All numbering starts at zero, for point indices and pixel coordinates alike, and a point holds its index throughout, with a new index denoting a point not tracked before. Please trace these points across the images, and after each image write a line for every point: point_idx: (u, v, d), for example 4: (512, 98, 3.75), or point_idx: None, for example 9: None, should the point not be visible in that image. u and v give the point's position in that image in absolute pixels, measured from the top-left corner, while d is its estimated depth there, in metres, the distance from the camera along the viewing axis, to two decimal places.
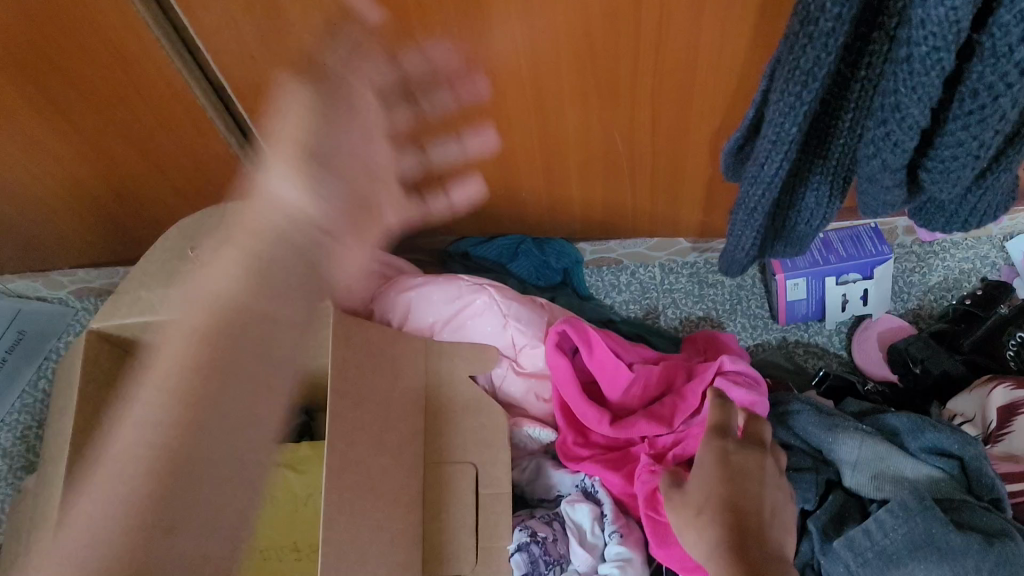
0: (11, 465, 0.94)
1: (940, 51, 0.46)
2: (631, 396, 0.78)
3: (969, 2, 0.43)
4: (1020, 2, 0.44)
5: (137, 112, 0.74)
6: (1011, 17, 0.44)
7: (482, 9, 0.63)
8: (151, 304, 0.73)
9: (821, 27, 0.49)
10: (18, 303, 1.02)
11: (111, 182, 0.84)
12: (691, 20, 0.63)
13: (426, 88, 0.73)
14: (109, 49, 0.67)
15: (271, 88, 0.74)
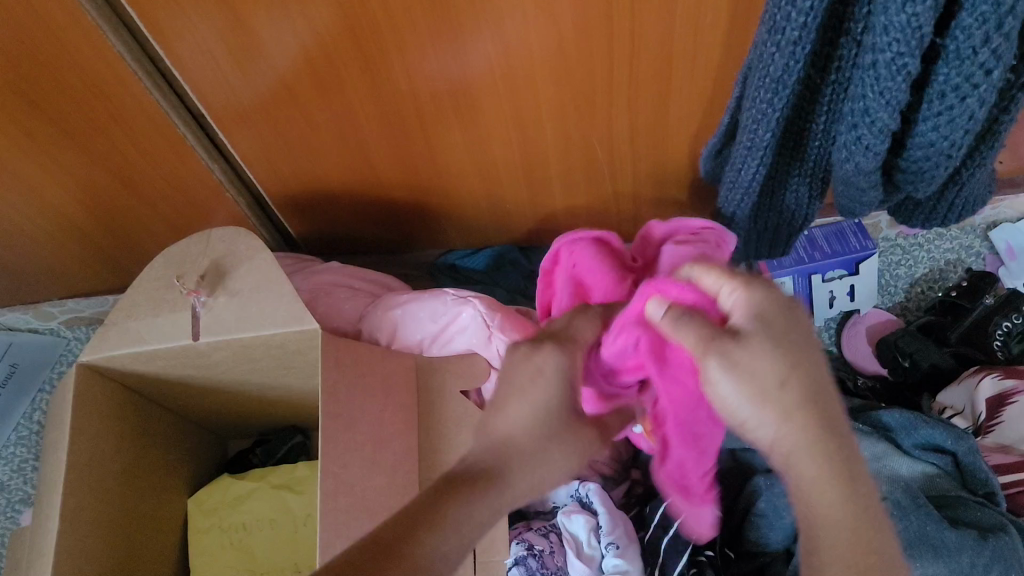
0: (9, 499, 0.96)
1: (904, 56, 0.46)
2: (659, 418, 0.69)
3: (929, 8, 0.44)
4: (980, 5, 0.44)
5: (119, 143, 0.74)
6: (973, 19, 0.45)
7: (455, 26, 0.63)
8: (141, 335, 0.73)
9: (787, 35, 0.49)
10: (9, 336, 1.02)
11: (97, 213, 0.84)
12: (662, 30, 0.63)
13: (406, 107, 0.73)
14: (87, 84, 0.67)
15: (250, 113, 0.74)
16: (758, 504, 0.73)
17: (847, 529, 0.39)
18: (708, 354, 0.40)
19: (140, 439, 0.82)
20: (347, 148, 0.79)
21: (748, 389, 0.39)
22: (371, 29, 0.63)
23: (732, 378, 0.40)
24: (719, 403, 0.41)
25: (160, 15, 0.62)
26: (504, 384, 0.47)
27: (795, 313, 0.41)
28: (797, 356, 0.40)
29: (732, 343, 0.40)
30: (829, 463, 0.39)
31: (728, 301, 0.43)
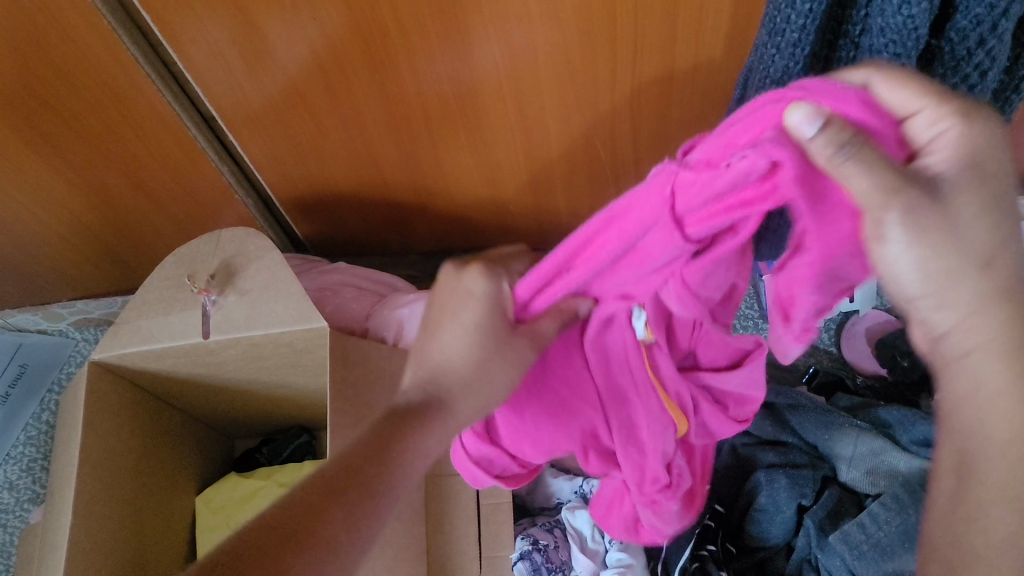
0: (18, 498, 0.97)
1: (900, 57, 0.48)
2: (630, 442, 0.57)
3: (925, 11, 0.45)
4: (974, 7, 0.46)
5: (132, 146, 0.76)
6: (968, 22, 0.46)
7: (462, 30, 0.65)
8: (151, 333, 0.74)
9: (787, 38, 0.51)
10: (17, 338, 1.01)
11: (108, 215, 0.85)
12: (665, 35, 0.65)
13: (413, 109, 0.74)
14: (103, 88, 0.69)
15: (261, 116, 0.75)
16: (758, 499, 0.74)
17: (1011, 436, 0.38)
18: (898, 216, 0.32)
19: (150, 437, 0.83)
20: (355, 150, 0.80)
21: (940, 268, 0.34)
22: (381, 33, 0.65)
23: (923, 259, 0.33)
24: (884, 269, 0.35)
25: (174, 19, 0.63)
26: (439, 309, 0.49)
27: (1005, 154, 0.34)
28: (1003, 226, 0.35)
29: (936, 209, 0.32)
30: (1010, 358, 0.37)
31: (923, 127, 0.33)
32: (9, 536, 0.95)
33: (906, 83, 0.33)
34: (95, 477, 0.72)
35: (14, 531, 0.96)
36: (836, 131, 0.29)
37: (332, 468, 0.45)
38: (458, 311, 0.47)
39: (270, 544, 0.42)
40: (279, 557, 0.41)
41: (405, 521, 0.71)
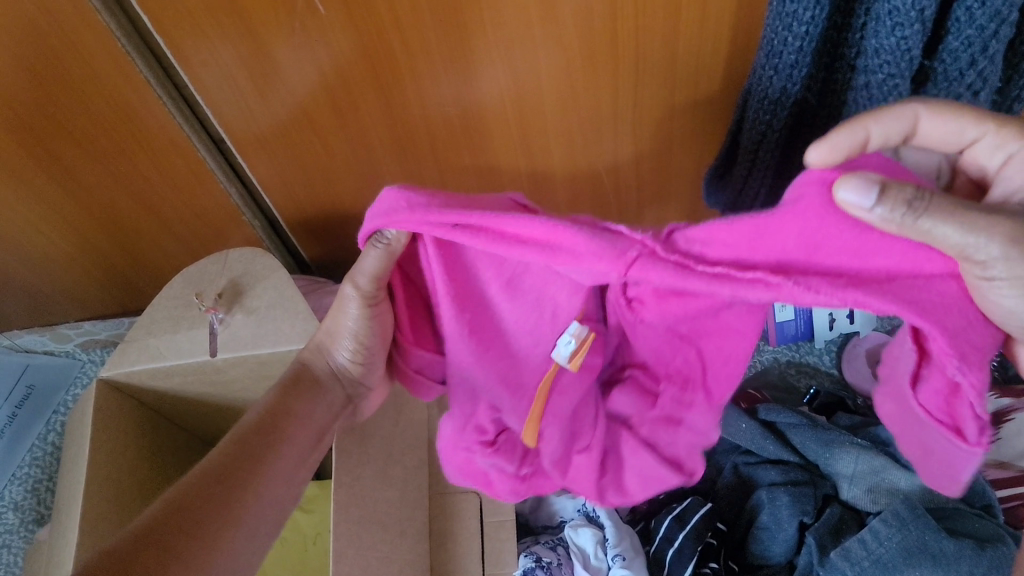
0: (23, 518, 0.95)
1: (894, 78, 0.50)
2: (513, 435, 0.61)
3: (917, 32, 0.47)
4: (965, 30, 0.48)
5: (140, 165, 0.77)
6: (959, 43, 0.49)
7: (467, 52, 0.66)
8: (159, 351, 0.74)
9: (785, 59, 0.52)
10: (25, 358, 1.04)
11: (116, 235, 0.86)
12: (666, 56, 0.67)
13: (419, 132, 0.76)
14: (112, 106, 0.70)
15: (271, 140, 0.76)
16: (759, 517, 0.75)
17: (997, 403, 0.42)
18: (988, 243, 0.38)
19: (154, 455, 0.83)
20: (362, 172, 0.82)
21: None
22: (389, 57, 0.66)
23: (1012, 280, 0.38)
24: (1002, 314, 0.40)
25: (186, 44, 0.64)
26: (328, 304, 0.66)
27: None
28: None
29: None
30: None
31: (988, 152, 0.45)
32: (13, 556, 0.93)
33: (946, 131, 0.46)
34: (98, 494, 0.72)
35: (18, 551, 0.93)
36: (895, 200, 0.37)
37: (202, 481, 0.55)
38: (338, 313, 0.62)
39: (143, 546, 0.49)
40: (147, 547, 0.49)
41: (407, 537, 0.72)
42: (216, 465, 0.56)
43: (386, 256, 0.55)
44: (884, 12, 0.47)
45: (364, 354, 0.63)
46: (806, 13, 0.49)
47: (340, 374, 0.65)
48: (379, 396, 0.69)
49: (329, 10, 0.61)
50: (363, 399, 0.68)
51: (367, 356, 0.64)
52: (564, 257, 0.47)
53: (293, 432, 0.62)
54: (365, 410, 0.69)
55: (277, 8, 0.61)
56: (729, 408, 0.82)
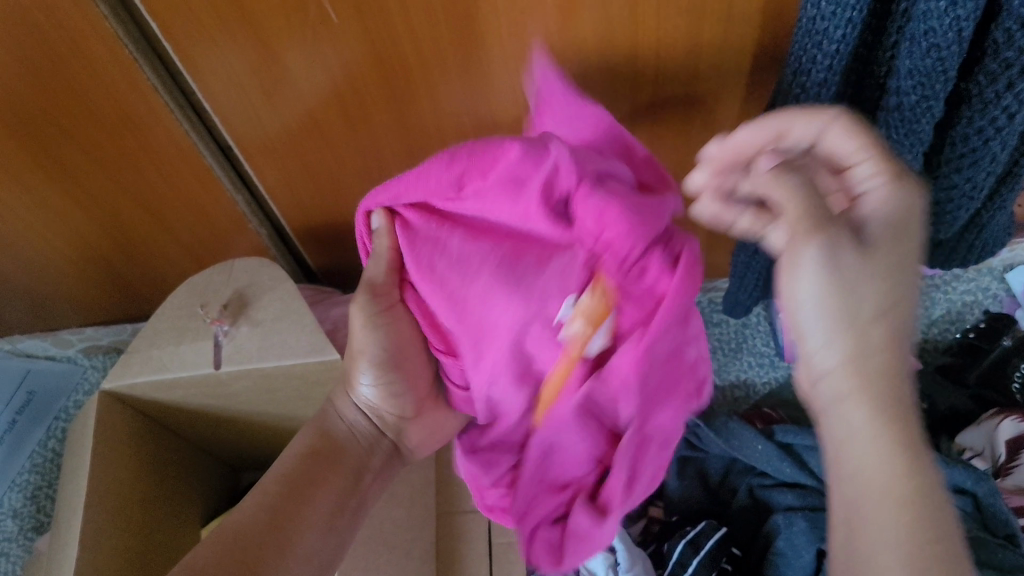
0: (21, 526, 0.95)
1: (929, 99, 0.50)
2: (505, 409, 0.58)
3: (973, 14, 0.45)
4: (1018, 39, 0.47)
5: (144, 171, 0.75)
6: (1011, 52, 0.48)
7: (480, 63, 0.64)
8: (163, 363, 0.73)
9: (831, 36, 0.50)
10: (27, 363, 1.01)
11: (119, 241, 0.85)
12: (687, 68, 0.65)
13: (432, 140, 0.74)
14: (118, 113, 0.68)
15: (279, 148, 0.75)
16: (775, 542, 0.73)
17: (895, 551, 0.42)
18: (851, 379, 0.44)
19: (157, 467, 0.82)
20: (373, 182, 0.80)
21: (899, 485, 0.43)
22: (401, 66, 0.65)
23: (869, 417, 0.44)
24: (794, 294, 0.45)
25: (193, 49, 0.63)
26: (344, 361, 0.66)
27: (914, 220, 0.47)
28: (895, 305, 0.44)
29: (901, 392, 0.44)
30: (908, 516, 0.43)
31: (863, 177, 0.48)
32: (12, 564, 0.93)
33: (890, 224, 0.46)
34: (98, 509, 0.70)
35: (16, 560, 0.93)
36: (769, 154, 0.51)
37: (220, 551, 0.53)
38: (351, 339, 0.63)
39: None
40: None
41: (414, 558, 0.70)
42: (239, 531, 0.55)
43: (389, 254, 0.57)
44: (919, 33, 0.47)
45: (390, 375, 0.63)
46: (836, 31, 0.50)
47: (369, 404, 0.65)
48: (424, 425, 0.68)
49: (342, 19, 0.60)
50: (402, 427, 0.67)
51: (391, 374, 0.63)
52: (487, 171, 0.52)
53: (313, 489, 0.60)
54: (409, 441, 0.68)
55: (288, 14, 0.59)
56: (743, 429, 0.81)
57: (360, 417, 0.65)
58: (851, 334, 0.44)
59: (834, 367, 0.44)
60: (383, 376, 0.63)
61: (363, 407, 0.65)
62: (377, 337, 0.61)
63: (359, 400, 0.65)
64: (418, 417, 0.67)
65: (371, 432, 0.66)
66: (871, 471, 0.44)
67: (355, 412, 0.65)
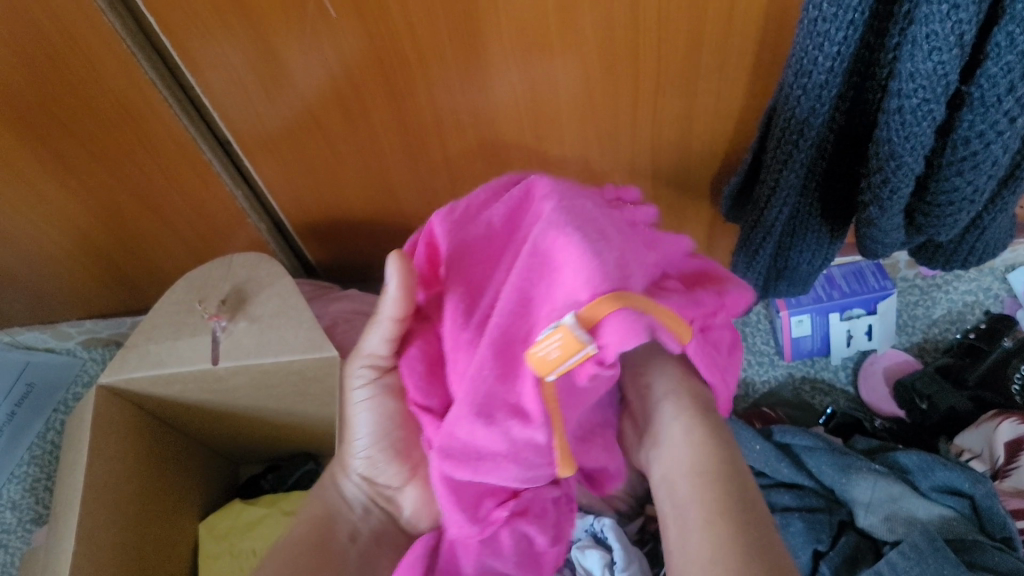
0: (21, 518, 0.93)
1: (930, 102, 0.50)
2: (496, 509, 0.54)
3: (973, 16, 0.45)
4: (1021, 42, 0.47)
5: (143, 166, 0.75)
6: (1013, 55, 0.47)
7: (481, 61, 0.64)
8: (161, 358, 0.73)
9: (833, 38, 0.50)
10: (26, 355, 1.00)
11: (118, 235, 0.85)
12: (689, 69, 0.65)
13: (432, 138, 0.74)
14: (119, 109, 0.68)
15: (279, 144, 0.74)
16: None
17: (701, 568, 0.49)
18: (681, 474, 0.55)
19: (155, 460, 0.82)
20: (373, 178, 0.80)
21: (704, 546, 0.50)
22: (400, 64, 0.64)
23: (697, 500, 0.53)
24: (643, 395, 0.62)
25: (192, 46, 0.62)
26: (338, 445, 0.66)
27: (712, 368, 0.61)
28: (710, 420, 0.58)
29: (733, 502, 0.52)
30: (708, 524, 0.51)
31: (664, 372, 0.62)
32: (9, 557, 0.91)
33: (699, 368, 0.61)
34: (96, 504, 0.70)
35: (15, 552, 0.91)
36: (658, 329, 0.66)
37: None
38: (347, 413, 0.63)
39: None
40: None
41: None
42: None
43: (391, 320, 0.54)
44: (921, 36, 0.47)
45: (381, 449, 0.63)
46: (838, 33, 0.50)
47: (365, 479, 0.64)
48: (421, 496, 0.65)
49: (341, 16, 0.59)
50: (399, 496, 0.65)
51: (381, 449, 0.63)
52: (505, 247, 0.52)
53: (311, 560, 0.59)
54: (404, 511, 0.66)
55: (289, 11, 0.59)
56: (742, 430, 0.83)
57: (351, 496, 0.64)
58: (680, 443, 0.57)
59: (673, 475, 0.56)
60: (377, 449, 0.62)
61: (357, 488, 0.64)
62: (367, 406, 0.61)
63: (349, 482, 0.64)
64: (411, 486, 0.65)
65: (367, 509, 0.64)
66: (691, 543, 0.51)
67: (348, 491, 0.65)
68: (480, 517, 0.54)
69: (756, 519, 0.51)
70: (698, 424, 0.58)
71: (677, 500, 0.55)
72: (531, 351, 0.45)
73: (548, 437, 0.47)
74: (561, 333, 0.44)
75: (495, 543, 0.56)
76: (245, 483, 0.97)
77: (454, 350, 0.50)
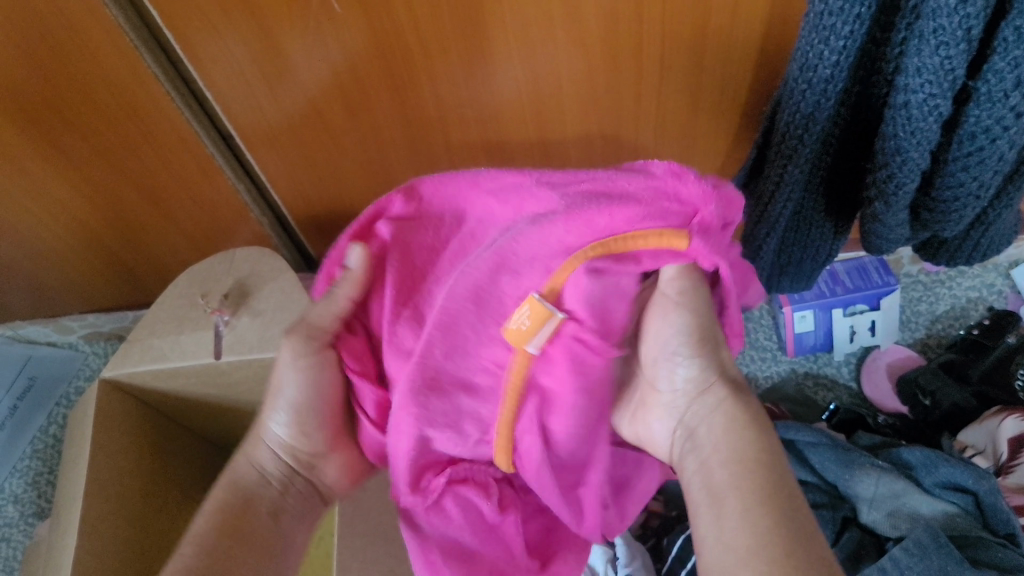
0: (22, 512, 0.93)
1: (936, 98, 0.50)
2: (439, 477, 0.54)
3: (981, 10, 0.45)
4: None
5: (144, 159, 0.75)
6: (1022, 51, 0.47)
7: (485, 56, 0.64)
8: (163, 352, 0.73)
9: (838, 32, 0.50)
10: (28, 349, 1.01)
11: (120, 229, 0.85)
12: (693, 63, 0.65)
13: (435, 132, 0.74)
14: (121, 102, 0.68)
15: (281, 137, 0.74)
16: None
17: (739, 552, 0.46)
18: (724, 464, 0.50)
19: (158, 454, 0.82)
20: (376, 172, 0.79)
21: (749, 541, 0.45)
22: (403, 58, 0.64)
23: (743, 493, 0.48)
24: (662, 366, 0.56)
25: (195, 40, 0.62)
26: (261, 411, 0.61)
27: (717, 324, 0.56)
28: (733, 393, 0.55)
29: (784, 501, 0.47)
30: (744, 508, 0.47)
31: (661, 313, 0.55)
32: (12, 550, 0.91)
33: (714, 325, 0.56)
34: (99, 498, 0.70)
35: (18, 545, 0.91)
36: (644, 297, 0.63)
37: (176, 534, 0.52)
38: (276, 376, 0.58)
39: None
40: None
41: None
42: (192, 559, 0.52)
43: (346, 300, 0.55)
44: (928, 31, 0.47)
45: (307, 415, 0.58)
46: (844, 27, 0.49)
47: (282, 444, 0.59)
48: (342, 461, 0.61)
49: (345, 10, 0.59)
50: (320, 465, 0.60)
51: (307, 416, 0.58)
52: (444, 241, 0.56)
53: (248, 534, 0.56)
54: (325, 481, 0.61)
55: (292, 5, 0.59)
56: None
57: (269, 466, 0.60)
58: (720, 426, 0.53)
59: (712, 458, 0.52)
60: (301, 415, 0.58)
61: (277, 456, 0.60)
62: (301, 374, 0.57)
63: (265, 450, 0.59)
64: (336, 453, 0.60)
65: (285, 479, 0.60)
66: (730, 537, 0.46)
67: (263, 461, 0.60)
68: (420, 486, 0.54)
69: (804, 512, 0.47)
70: (734, 401, 0.54)
71: (708, 478, 0.51)
72: (507, 326, 0.49)
73: (493, 410, 0.53)
74: (529, 304, 0.49)
75: (441, 512, 0.55)
76: None
77: (392, 330, 0.54)
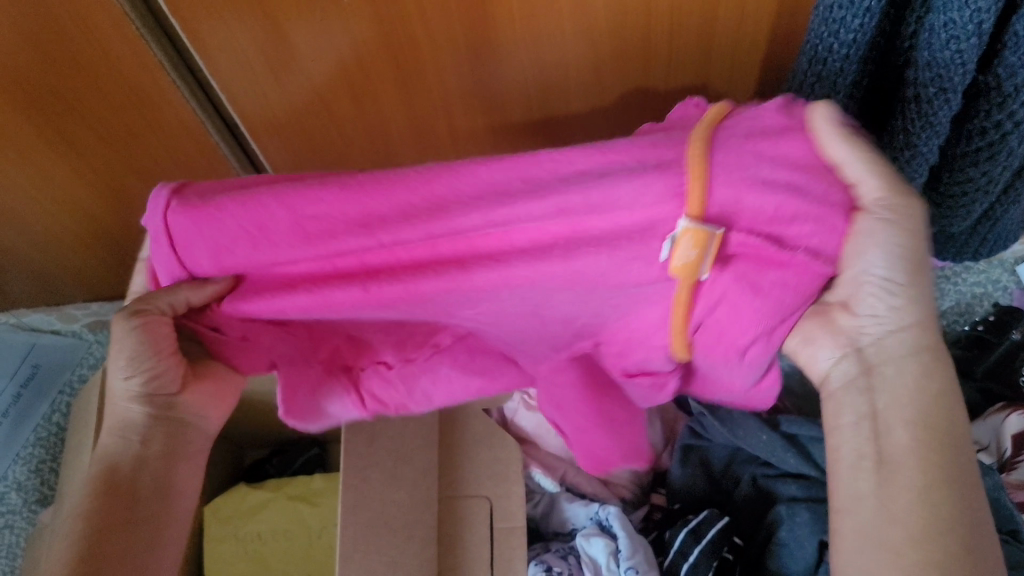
0: (26, 499, 0.93)
1: (947, 91, 0.49)
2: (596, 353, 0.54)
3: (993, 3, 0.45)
4: None
5: (146, 146, 0.75)
6: None
7: (491, 46, 0.64)
8: None
9: (848, 25, 0.49)
10: (32, 337, 0.98)
11: (123, 217, 0.84)
12: (700, 54, 0.65)
13: (440, 121, 0.73)
14: (126, 90, 0.68)
15: (286, 126, 0.74)
16: (778, 533, 0.76)
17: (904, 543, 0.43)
18: (901, 423, 0.45)
19: None
20: (380, 161, 0.79)
21: (917, 525, 0.43)
22: (409, 48, 0.64)
23: (921, 464, 0.44)
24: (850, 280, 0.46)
25: (202, 30, 0.62)
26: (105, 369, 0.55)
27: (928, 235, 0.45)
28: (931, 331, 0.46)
29: (961, 486, 0.44)
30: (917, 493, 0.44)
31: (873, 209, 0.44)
32: (15, 538, 0.92)
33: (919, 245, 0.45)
34: None
35: (20, 532, 0.92)
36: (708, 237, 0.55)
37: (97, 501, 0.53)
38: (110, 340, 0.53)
39: None
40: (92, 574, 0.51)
41: (416, 541, 0.70)
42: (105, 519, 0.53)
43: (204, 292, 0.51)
44: (938, 24, 0.47)
45: (149, 374, 0.53)
46: (854, 20, 0.49)
47: (130, 395, 0.54)
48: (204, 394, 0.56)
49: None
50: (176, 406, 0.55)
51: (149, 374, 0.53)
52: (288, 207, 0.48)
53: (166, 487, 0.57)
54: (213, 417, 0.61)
55: None
56: (747, 419, 0.81)
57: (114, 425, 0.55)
58: (910, 383, 0.46)
59: (889, 417, 0.46)
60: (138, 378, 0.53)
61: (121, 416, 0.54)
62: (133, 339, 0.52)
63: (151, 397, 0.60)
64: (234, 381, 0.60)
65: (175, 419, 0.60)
66: (897, 515, 0.44)
67: None
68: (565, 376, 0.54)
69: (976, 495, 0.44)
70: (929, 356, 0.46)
71: (884, 445, 0.45)
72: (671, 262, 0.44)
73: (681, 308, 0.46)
74: (685, 235, 0.42)
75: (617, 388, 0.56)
76: (250, 467, 0.97)
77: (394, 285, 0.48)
